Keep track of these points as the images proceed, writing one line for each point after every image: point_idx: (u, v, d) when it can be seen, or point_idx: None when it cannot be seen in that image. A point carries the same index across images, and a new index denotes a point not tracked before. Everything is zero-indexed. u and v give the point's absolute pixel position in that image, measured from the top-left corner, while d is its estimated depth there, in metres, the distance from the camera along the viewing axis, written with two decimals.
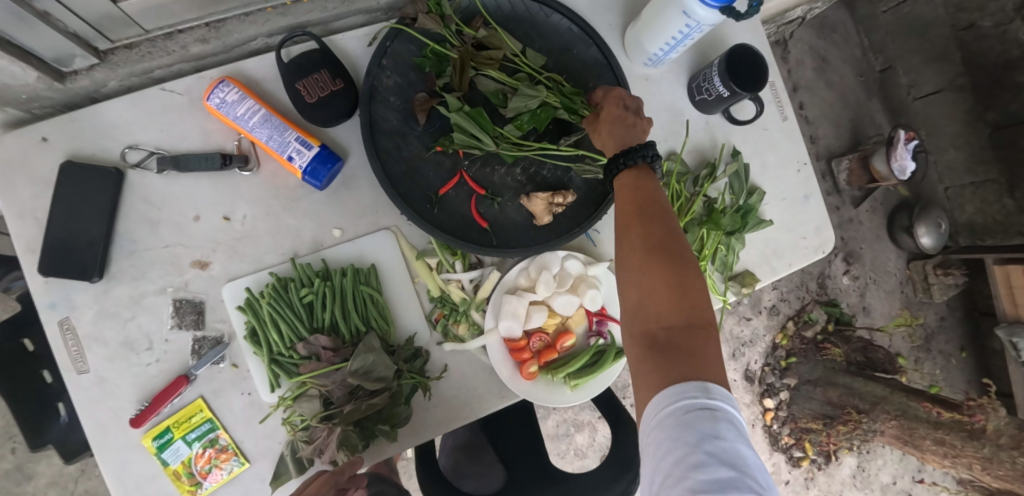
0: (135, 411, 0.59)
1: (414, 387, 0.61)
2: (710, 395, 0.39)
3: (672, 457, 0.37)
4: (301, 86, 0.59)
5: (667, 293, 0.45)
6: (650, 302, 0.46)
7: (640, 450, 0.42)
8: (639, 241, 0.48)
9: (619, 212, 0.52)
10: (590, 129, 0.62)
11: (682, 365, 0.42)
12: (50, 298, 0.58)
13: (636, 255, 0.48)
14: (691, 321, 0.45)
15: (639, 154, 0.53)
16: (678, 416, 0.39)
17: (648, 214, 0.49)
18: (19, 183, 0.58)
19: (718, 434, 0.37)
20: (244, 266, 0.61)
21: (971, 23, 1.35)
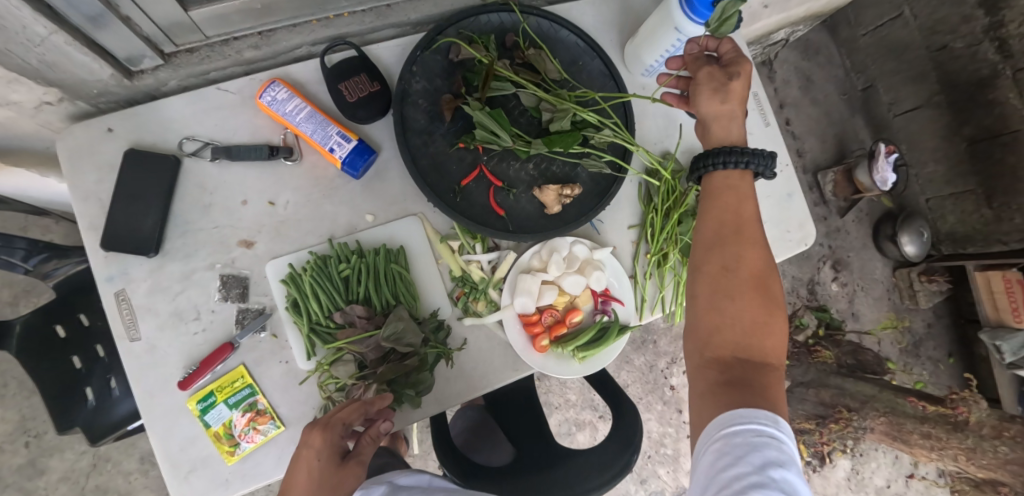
0: (183, 375, 0.64)
1: (438, 356, 0.67)
2: (776, 428, 0.44)
3: (733, 471, 0.42)
4: (343, 87, 0.67)
5: (752, 323, 0.51)
6: (730, 326, 0.51)
7: (696, 462, 0.46)
8: (734, 263, 0.53)
9: (720, 224, 0.56)
10: (718, 81, 0.61)
11: (756, 396, 0.47)
12: (109, 271, 0.64)
13: (732, 276, 0.53)
14: (764, 357, 0.51)
15: (754, 166, 0.56)
16: (746, 438, 0.43)
17: (746, 240, 0.54)
18: (86, 168, 0.64)
19: (780, 463, 0.42)
20: (286, 246, 0.68)
21: (945, 45, 1.45)
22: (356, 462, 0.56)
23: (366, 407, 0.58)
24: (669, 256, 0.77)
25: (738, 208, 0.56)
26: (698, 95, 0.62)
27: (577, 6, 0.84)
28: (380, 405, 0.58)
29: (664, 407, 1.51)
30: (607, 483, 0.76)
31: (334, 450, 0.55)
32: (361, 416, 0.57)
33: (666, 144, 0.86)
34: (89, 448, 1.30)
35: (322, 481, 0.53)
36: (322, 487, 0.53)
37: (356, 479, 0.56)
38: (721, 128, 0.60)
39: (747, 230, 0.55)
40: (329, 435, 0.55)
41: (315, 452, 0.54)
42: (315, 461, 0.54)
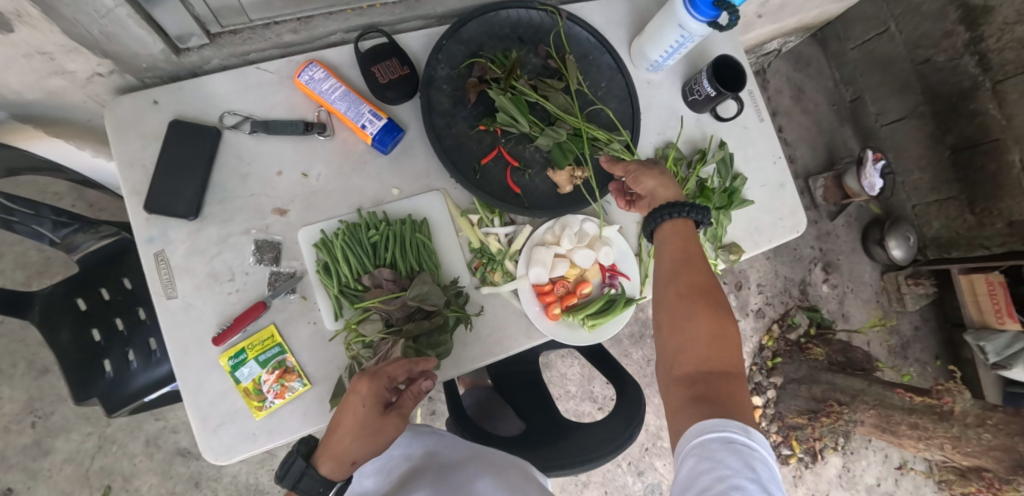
0: (217, 332, 0.68)
1: (457, 321, 0.71)
2: (750, 436, 0.47)
3: (715, 473, 0.45)
4: (375, 69, 0.73)
5: (711, 341, 0.55)
6: (694, 346, 0.56)
7: (679, 468, 0.49)
8: (687, 289, 0.59)
9: (669, 261, 0.63)
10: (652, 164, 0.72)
11: (725, 407, 0.50)
12: (149, 233, 0.68)
13: (684, 302, 0.58)
14: (727, 368, 0.55)
15: (692, 213, 0.64)
16: (725, 443, 0.46)
17: (697, 271, 0.60)
18: (131, 136, 0.69)
19: (756, 466, 0.45)
20: (317, 215, 0.72)
21: (928, 58, 1.55)
22: (397, 414, 0.61)
23: (409, 366, 0.61)
24: None
25: (685, 245, 0.62)
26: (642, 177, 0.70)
27: (588, 5, 0.91)
28: (425, 366, 0.62)
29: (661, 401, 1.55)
30: (605, 454, 0.77)
31: (378, 399, 0.59)
32: (405, 373, 0.61)
33: (667, 135, 0.92)
34: (95, 430, 1.31)
35: (365, 425, 0.58)
36: (365, 430, 0.58)
37: (393, 429, 0.61)
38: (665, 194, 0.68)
39: (696, 262, 0.61)
40: (376, 384, 0.59)
41: (362, 397, 0.58)
42: (360, 405, 0.58)
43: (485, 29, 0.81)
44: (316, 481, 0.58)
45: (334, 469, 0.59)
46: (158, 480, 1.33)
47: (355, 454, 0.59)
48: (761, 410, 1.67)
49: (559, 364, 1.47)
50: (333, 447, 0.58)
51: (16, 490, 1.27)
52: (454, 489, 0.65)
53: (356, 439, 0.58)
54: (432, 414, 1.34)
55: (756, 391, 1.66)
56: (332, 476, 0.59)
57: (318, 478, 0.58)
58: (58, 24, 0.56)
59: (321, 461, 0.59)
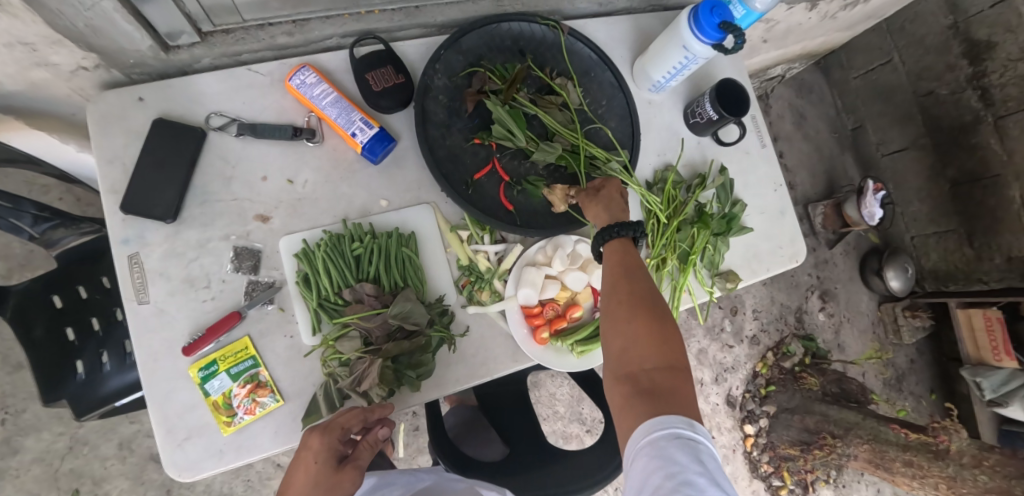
0: (188, 341, 0.65)
1: (440, 341, 0.68)
2: (695, 428, 0.46)
3: (664, 471, 0.43)
4: (369, 76, 0.71)
5: (652, 339, 0.52)
6: (635, 344, 0.52)
7: (627, 469, 0.47)
8: (627, 295, 0.55)
9: (609, 272, 0.59)
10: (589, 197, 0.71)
11: (667, 404, 0.47)
12: (124, 234, 0.65)
13: (623, 308, 0.55)
14: (673, 365, 0.51)
15: (628, 230, 0.61)
16: (672, 438, 0.45)
17: (633, 274, 0.57)
18: (113, 133, 0.67)
19: (703, 458, 0.44)
20: (301, 224, 0.70)
21: (931, 91, 1.55)
22: (352, 467, 0.60)
23: (365, 414, 0.61)
24: (668, 260, 0.81)
25: (623, 254, 0.60)
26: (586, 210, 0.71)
27: (591, 22, 0.89)
28: (382, 413, 0.62)
29: None
30: (596, 480, 0.77)
31: (331, 454, 0.58)
32: (360, 422, 0.60)
33: (667, 157, 0.90)
34: (67, 430, 1.27)
35: (318, 483, 0.57)
36: (318, 488, 0.57)
37: (351, 483, 0.59)
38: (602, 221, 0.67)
39: (632, 268, 0.58)
40: (329, 438, 0.58)
41: (313, 454, 0.57)
42: (313, 462, 0.57)
43: (485, 41, 0.79)
44: None
45: None
46: (129, 485, 1.29)
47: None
48: (752, 438, 1.62)
49: (548, 384, 1.43)
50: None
51: None
52: None
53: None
54: (414, 430, 1.30)
55: (748, 420, 1.60)
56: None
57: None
58: (41, 15, 0.54)
59: None
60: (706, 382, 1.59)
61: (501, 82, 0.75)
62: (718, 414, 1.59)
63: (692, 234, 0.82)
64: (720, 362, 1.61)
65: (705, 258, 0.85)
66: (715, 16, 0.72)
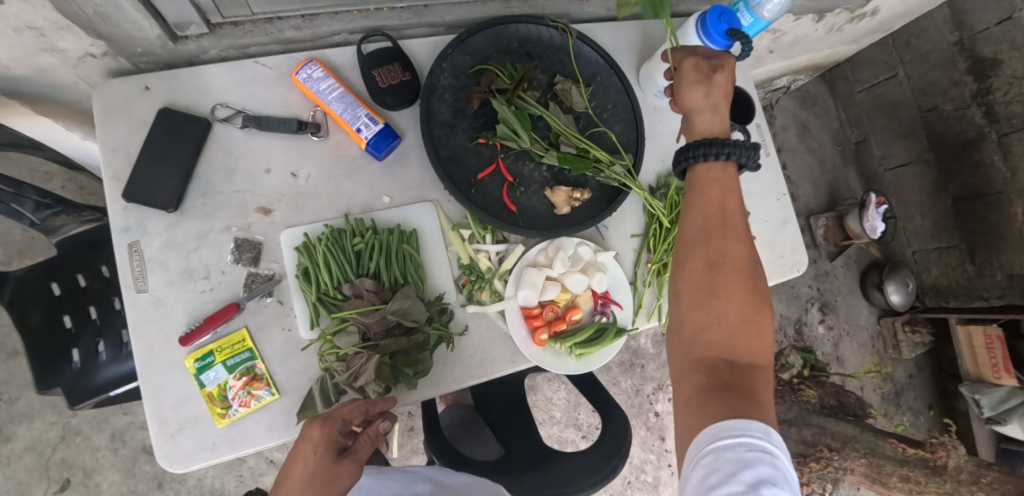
0: (185, 332, 0.65)
1: (438, 339, 0.68)
2: (769, 444, 0.43)
3: (724, 486, 0.41)
4: (376, 73, 0.71)
5: (739, 321, 0.51)
6: (721, 322, 0.51)
7: (687, 468, 0.46)
8: (721, 265, 0.53)
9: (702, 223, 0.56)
10: (698, 77, 0.63)
11: (744, 402, 0.46)
12: (125, 222, 0.65)
13: (713, 279, 0.53)
14: (752, 358, 0.51)
15: (739, 153, 0.57)
16: (739, 452, 0.42)
17: (731, 234, 0.55)
18: (118, 121, 0.67)
19: (772, 480, 0.41)
20: (303, 218, 0.70)
21: (935, 106, 1.55)
22: (353, 460, 0.57)
23: (366, 406, 0.60)
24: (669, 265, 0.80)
25: (722, 206, 0.56)
26: (683, 85, 0.64)
27: (598, 26, 0.89)
28: (384, 406, 0.62)
29: (647, 433, 1.51)
30: (596, 480, 0.76)
31: (331, 444, 0.56)
32: (360, 414, 0.59)
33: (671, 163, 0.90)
34: (60, 420, 1.26)
35: (315, 475, 0.54)
36: (315, 481, 0.54)
37: (350, 477, 0.56)
38: (705, 121, 0.62)
39: (731, 223, 0.55)
40: (329, 428, 0.56)
41: (312, 445, 0.55)
42: (312, 452, 0.55)
43: (493, 42, 0.79)
44: None
45: None
46: (120, 477, 1.28)
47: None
48: None
49: (544, 388, 1.42)
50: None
51: None
52: None
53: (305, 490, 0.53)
54: (410, 431, 1.30)
55: None
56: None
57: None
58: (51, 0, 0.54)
59: None
60: None
61: (508, 83, 0.76)
62: None
63: None
64: None
65: None
66: (723, 23, 0.74)
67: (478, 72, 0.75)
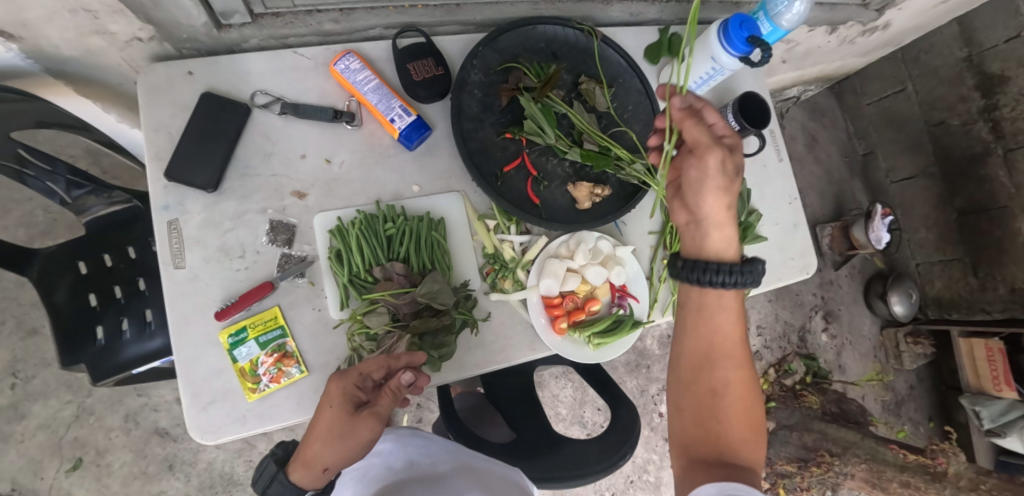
0: (220, 307, 0.67)
1: (463, 324, 0.70)
2: None
3: None
4: (411, 67, 0.74)
5: (735, 429, 0.56)
6: (721, 429, 0.55)
7: None
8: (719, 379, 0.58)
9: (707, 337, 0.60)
10: (722, 182, 0.62)
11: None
12: (165, 200, 0.67)
13: (713, 389, 0.58)
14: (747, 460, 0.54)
15: (752, 271, 0.58)
16: None
17: (731, 350, 0.59)
18: (162, 103, 0.69)
19: None
20: (335, 203, 0.72)
21: (942, 120, 1.58)
22: (372, 414, 0.58)
23: (389, 360, 0.61)
24: None
25: (724, 325, 0.60)
26: (706, 187, 0.62)
27: (621, 30, 0.92)
28: (404, 358, 0.61)
29: (651, 433, 1.53)
30: (608, 466, 0.78)
31: (349, 397, 0.58)
32: (381, 368, 0.60)
33: None
34: (75, 399, 1.28)
35: (333, 426, 0.57)
36: (334, 432, 0.57)
37: (367, 429, 0.58)
38: (722, 236, 0.62)
39: (731, 340, 0.60)
40: (345, 383, 0.59)
41: (330, 396, 0.58)
42: (330, 405, 0.58)
43: (521, 41, 0.82)
44: (286, 487, 0.57)
45: (305, 475, 0.57)
46: (131, 458, 1.29)
47: (327, 461, 0.57)
48: None
49: (551, 384, 1.44)
50: (304, 451, 0.57)
51: None
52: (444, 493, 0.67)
53: (324, 439, 0.57)
54: (418, 421, 1.32)
55: None
56: (300, 483, 0.57)
57: (289, 486, 0.57)
58: None
59: (294, 467, 0.58)
60: None
61: (535, 80, 0.78)
62: None
63: None
64: None
65: None
66: (744, 30, 0.75)
67: (507, 69, 0.77)
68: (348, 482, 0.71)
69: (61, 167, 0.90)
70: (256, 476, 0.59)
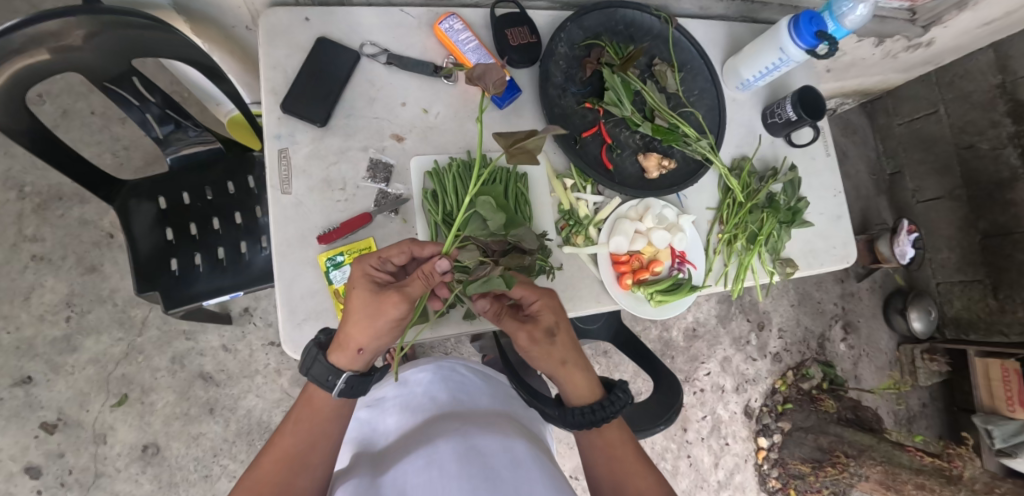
0: (322, 232, 0.72)
1: (540, 269, 0.76)
2: None
3: None
4: (508, 33, 0.81)
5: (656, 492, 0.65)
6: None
7: None
8: (629, 465, 0.68)
9: (604, 449, 0.69)
10: (553, 346, 0.70)
11: None
12: (278, 130, 0.73)
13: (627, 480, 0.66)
14: None
15: (610, 407, 0.69)
16: None
17: (624, 445, 0.69)
18: (282, 43, 0.76)
19: None
20: (429, 149, 0.79)
21: (972, 144, 1.64)
22: (396, 290, 0.62)
23: (409, 247, 0.66)
24: (738, 237, 0.89)
25: (614, 433, 0.70)
26: (537, 356, 0.70)
27: (692, 21, 0.99)
28: (421, 249, 0.67)
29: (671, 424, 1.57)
30: (652, 429, 0.86)
31: (370, 277, 0.64)
32: (399, 253, 0.66)
33: (745, 149, 0.98)
34: (126, 337, 1.34)
35: (364, 304, 0.62)
36: (364, 309, 0.62)
37: (395, 304, 0.61)
38: (575, 384, 0.71)
39: (623, 441, 0.70)
40: (364, 266, 0.64)
41: (353, 277, 0.64)
42: (352, 284, 0.64)
43: (602, 21, 0.88)
44: (324, 368, 0.63)
45: (343, 356, 0.63)
46: (174, 399, 1.34)
47: (357, 340, 0.63)
48: (765, 452, 1.65)
49: None
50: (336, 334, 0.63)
51: (35, 380, 1.28)
52: (487, 423, 0.71)
53: (352, 317, 0.62)
54: None
55: (763, 433, 1.64)
56: (337, 363, 0.63)
57: (327, 365, 0.63)
58: None
59: (332, 351, 0.63)
60: (726, 390, 1.64)
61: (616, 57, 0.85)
62: (734, 422, 1.63)
63: (762, 218, 0.90)
64: (742, 372, 1.66)
65: (768, 244, 0.92)
66: (814, 25, 0.81)
67: (591, 44, 0.84)
68: (393, 407, 0.80)
69: (157, 101, 0.90)
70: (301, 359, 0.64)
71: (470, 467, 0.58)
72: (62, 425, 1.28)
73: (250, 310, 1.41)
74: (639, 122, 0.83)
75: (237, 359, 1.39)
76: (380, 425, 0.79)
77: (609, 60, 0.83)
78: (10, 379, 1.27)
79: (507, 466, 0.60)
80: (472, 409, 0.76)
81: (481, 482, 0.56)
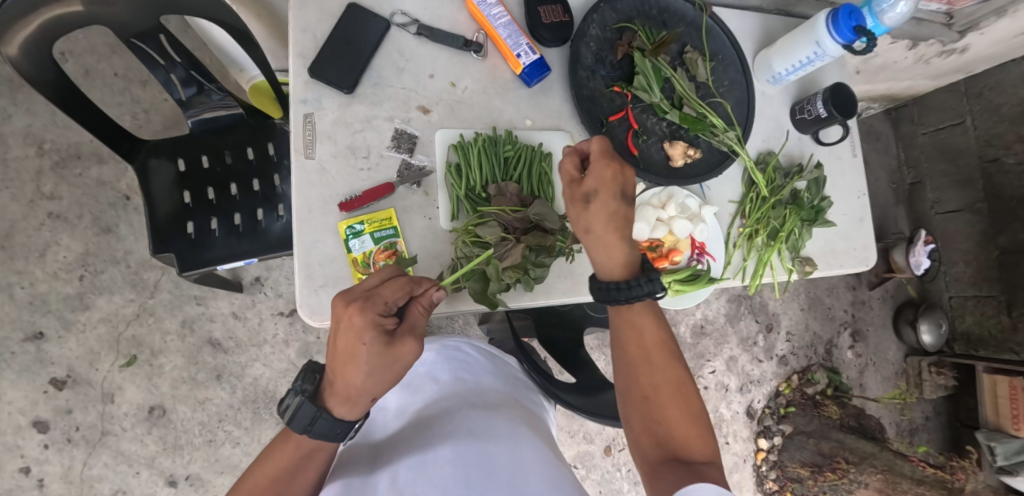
0: (344, 200, 0.72)
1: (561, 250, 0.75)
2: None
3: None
4: (541, 10, 0.81)
5: (677, 399, 0.61)
6: (665, 405, 0.61)
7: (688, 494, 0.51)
8: (655, 360, 0.63)
9: (629, 343, 0.64)
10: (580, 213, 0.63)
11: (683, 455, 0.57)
12: (305, 95, 0.73)
13: (650, 381, 0.62)
14: (694, 422, 0.60)
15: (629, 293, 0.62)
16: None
17: (655, 341, 0.64)
18: (312, 7, 0.75)
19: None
20: (455, 123, 0.78)
21: (996, 158, 1.62)
22: (408, 336, 0.59)
23: (406, 285, 0.61)
24: (759, 232, 0.88)
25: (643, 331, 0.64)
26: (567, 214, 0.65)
27: (726, 10, 0.97)
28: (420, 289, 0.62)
29: None
30: None
31: (379, 330, 0.56)
32: (404, 296, 0.60)
33: (771, 144, 0.96)
34: (138, 298, 1.35)
35: (379, 358, 0.57)
36: (380, 365, 0.57)
37: (409, 352, 0.59)
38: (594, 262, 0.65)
39: (656, 336, 0.64)
40: (369, 318, 0.55)
41: (358, 335, 0.55)
42: (362, 344, 0.55)
43: (635, 5, 0.87)
44: (331, 425, 0.58)
45: (351, 410, 0.59)
46: (183, 363, 1.35)
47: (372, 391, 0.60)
48: (764, 453, 1.66)
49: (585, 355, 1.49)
50: (343, 391, 0.57)
51: (47, 336, 1.30)
52: (489, 411, 0.64)
53: (369, 378, 0.57)
54: None
55: (764, 434, 1.64)
56: (348, 418, 0.59)
57: (334, 422, 0.58)
58: None
59: (335, 404, 0.58)
60: (730, 389, 1.64)
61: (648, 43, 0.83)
62: (736, 421, 1.63)
63: (784, 214, 0.89)
64: (747, 373, 1.65)
65: (789, 241, 0.91)
66: (854, 19, 0.79)
67: (623, 27, 0.82)
68: (395, 385, 0.73)
69: (182, 61, 0.90)
70: (292, 417, 0.57)
71: (464, 453, 0.55)
72: (71, 382, 1.29)
73: (262, 279, 1.41)
74: (668, 109, 0.81)
75: (246, 327, 1.40)
76: (381, 406, 0.72)
77: (641, 44, 0.81)
78: (22, 333, 1.28)
79: (503, 452, 0.56)
80: (476, 392, 0.70)
81: (477, 473, 0.53)
